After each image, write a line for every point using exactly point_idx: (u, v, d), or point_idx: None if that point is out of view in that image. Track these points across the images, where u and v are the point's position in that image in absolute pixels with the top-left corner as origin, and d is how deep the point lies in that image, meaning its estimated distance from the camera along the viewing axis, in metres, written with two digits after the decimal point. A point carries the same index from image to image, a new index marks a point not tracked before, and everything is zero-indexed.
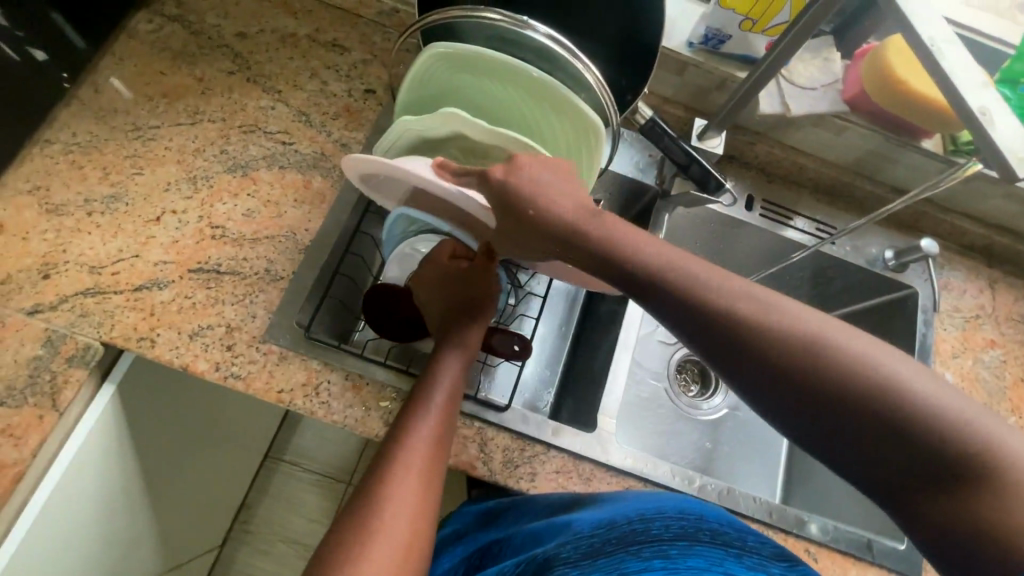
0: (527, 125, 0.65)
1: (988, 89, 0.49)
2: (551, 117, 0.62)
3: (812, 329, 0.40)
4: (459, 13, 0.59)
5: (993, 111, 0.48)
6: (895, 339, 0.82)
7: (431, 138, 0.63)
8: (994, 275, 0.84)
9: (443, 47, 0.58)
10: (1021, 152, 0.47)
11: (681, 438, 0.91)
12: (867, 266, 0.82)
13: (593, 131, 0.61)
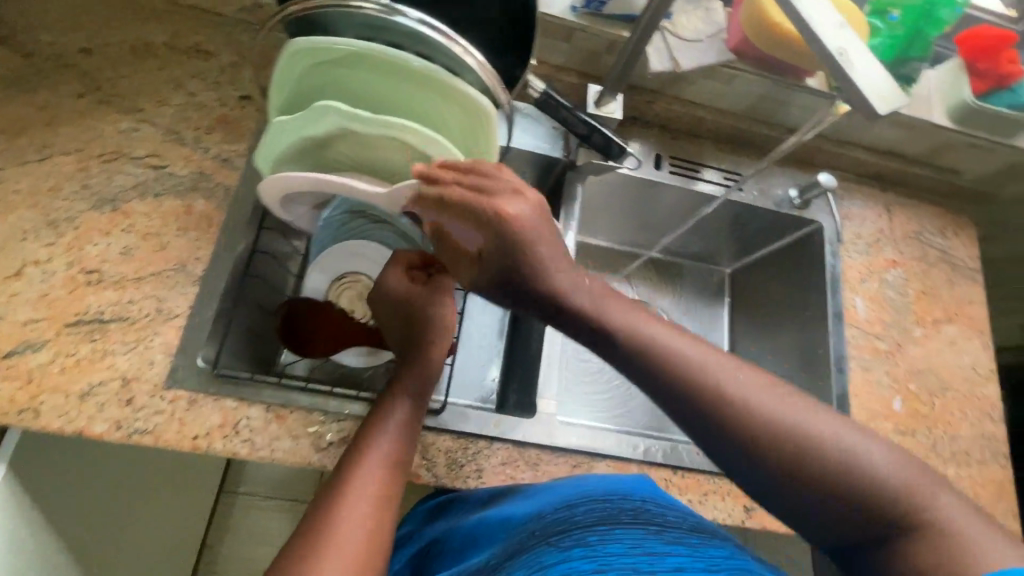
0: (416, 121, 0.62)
1: (846, 30, 0.50)
2: (440, 110, 0.60)
3: (759, 390, 0.46)
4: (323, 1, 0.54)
5: (851, 51, 0.49)
6: (809, 274, 0.86)
7: (314, 142, 0.59)
8: (889, 199, 0.89)
9: (311, 41, 0.53)
10: (880, 89, 0.49)
11: (624, 401, 0.92)
12: (776, 208, 0.85)
13: (484, 120, 0.59)
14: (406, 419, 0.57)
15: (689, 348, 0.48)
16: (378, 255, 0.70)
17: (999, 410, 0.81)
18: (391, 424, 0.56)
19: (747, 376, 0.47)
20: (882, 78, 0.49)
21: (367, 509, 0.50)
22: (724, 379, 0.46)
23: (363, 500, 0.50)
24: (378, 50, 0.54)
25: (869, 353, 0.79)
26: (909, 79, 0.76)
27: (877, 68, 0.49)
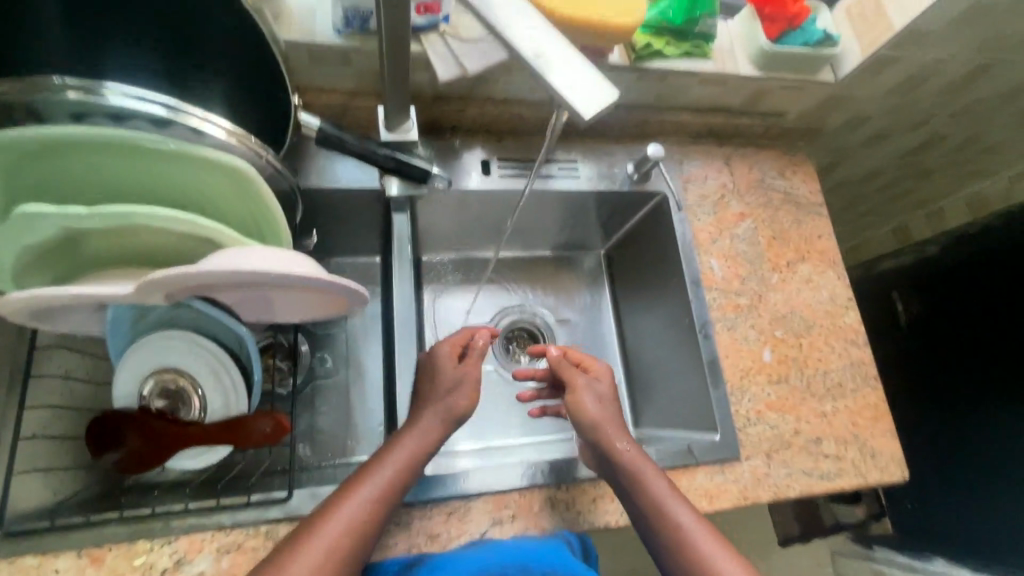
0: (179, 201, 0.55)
1: (551, 36, 0.45)
2: (201, 185, 0.53)
3: (662, 500, 0.58)
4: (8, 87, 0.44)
5: (551, 54, 0.44)
6: (664, 245, 0.85)
7: (49, 247, 0.49)
8: (726, 153, 0.89)
9: (4, 133, 0.44)
10: (587, 92, 0.43)
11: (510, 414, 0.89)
12: (617, 187, 0.83)
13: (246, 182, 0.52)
14: (416, 445, 0.58)
15: (635, 456, 0.61)
16: (190, 345, 0.62)
17: (862, 334, 0.83)
18: (403, 448, 0.58)
19: (662, 485, 0.60)
20: (589, 77, 0.44)
21: (350, 530, 0.51)
22: (646, 477, 0.60)
23: (348, 521, 0.52)
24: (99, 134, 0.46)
25: (731, 312, 0.79)
26: (707, 37, 0.74)
27: (581, 70, 0.44)
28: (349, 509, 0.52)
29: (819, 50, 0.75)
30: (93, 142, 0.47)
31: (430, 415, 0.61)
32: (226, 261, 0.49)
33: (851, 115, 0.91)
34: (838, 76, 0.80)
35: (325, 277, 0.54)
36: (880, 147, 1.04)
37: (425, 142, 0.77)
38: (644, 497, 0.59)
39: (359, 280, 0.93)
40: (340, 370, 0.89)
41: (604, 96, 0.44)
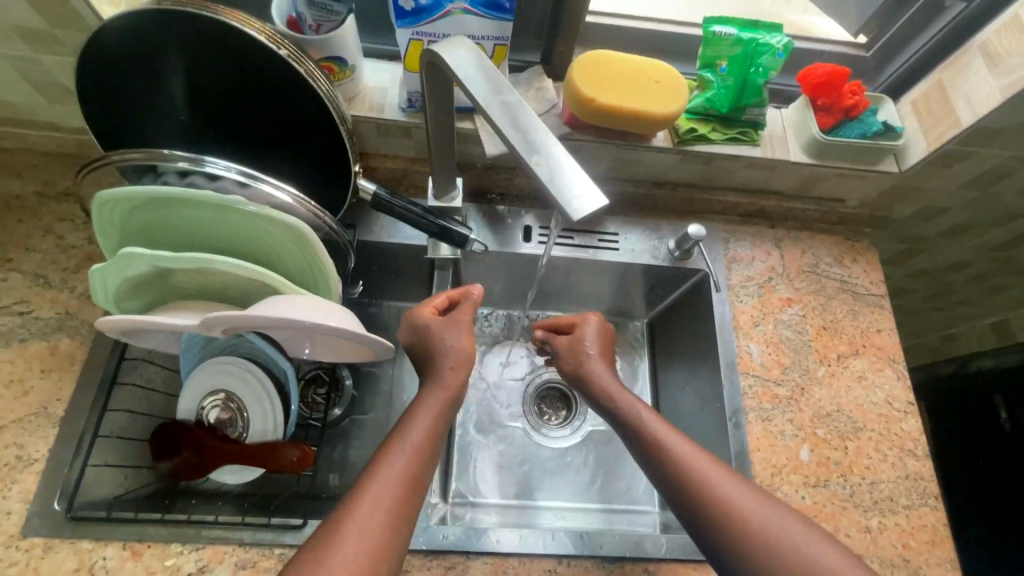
0: (252, 249, 0.64)
1: (547, 136, 0.45)
2: (270, 239, 0.62)
3: (739, 497, 0.54)
4: (136, 155, 0.55)
5: (546, 156, 0.44)
6: (702, 324, 0.84)
7: (145, 279, 0.60)
8: (778, 235, 0.87)
9: (126, 190, 0.54)
10: (577, 193, 0.42)
11: (529, 474, 0.89)
12: (657, 260, 0.84)
13: (308, 240, 0.61)
14: (437, 412, 0.58)
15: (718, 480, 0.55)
16: (244, 371, 0.70)
17: (921, 444, 0.76)
18: (427, 416, 0.58)
19: (760, 504, 0.54)
20: (577, 181, 0.43)
21: (392, 491, 0.51)
22: (714, 474, 0.56)
23: (388, 489, 0.51)
24: (194, 194, 0.56)
25: (768, 402, 0.76)
26: (755, 124, 0.76)
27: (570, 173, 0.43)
28: (389, 471, 0.52)
29: (878, 141, 0.74)
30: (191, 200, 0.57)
31: (450, 378, 0.60)
32: (273, 307, 0.56)
33: (922, 205, 0.86)
34: (902, 167, 0.77)
35: (355, 329, 0.59)
36: (962, 240, 0.96)
37: (473, 209, 0.84)
38: (713, 494, 0.54)
39: None
40: (375, 406, 0.94)
41: (591, 199, 0.42)
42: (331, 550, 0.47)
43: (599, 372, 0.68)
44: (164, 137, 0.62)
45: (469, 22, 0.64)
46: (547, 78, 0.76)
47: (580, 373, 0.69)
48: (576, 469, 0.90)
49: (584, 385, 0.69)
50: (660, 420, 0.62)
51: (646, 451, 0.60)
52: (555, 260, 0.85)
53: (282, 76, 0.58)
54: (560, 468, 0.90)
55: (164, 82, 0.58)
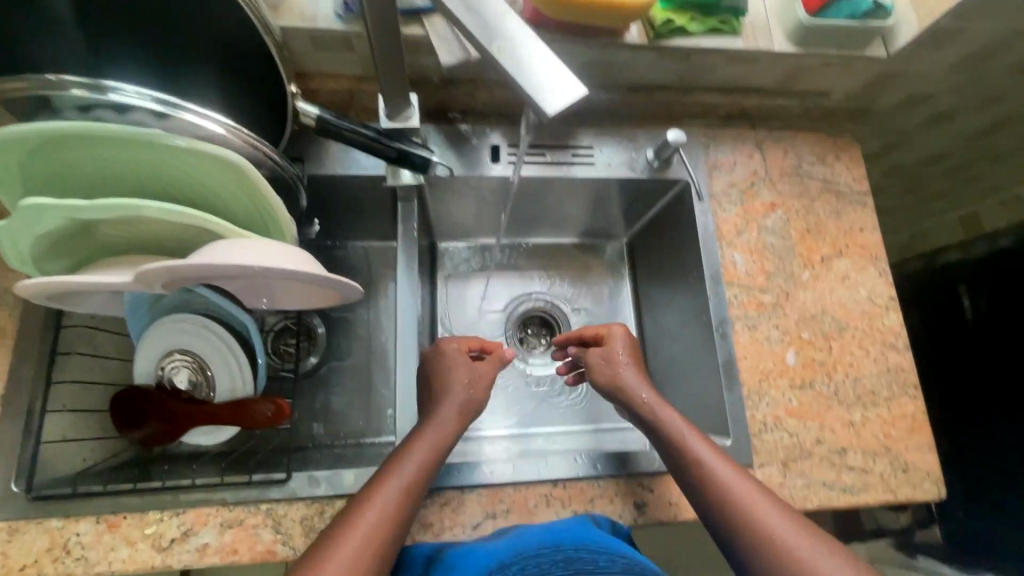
0: (185, 191, 0.56)
1: (511, 22, 0.40)
2: (205, 178, 0.54)
3: (752, 496, 0.53)
4: (20, 83, 0.46)
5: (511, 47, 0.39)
6: (684, 237, 0.80)
7: (63, 234, 0.52)
8: (760, 137, 0.82)
9: (14, 127, 0.45)
10: (549, 84, 0.38)
11: (515, 403, 0.88)
12: (636, 173, 0.79)
13: (249, 175, 0.54)
14: (439, 436, 0.58)
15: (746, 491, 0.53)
16: (201, 329, 0.65)
17: (902, 338, 0.76)
18: (426, 443, 0.56)
19: (784, 520, 0.51)
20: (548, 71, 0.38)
21: (390, 504, 0.51)
22: (732, 480, 0.55)
23: (387, 504, 0.50)
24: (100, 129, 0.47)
25: (754, 310, 0.74)
26: (738, 11, 0.69)
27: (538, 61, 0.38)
28: (387, 494, 0.51)
29: (869, 22, 0.68)
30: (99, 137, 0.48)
31: (451, 418, 0.60)
32: (214, 254, 0.50)
33: (906, 94, 0.82)
34: (889, 51, 0.71)
35: (315, 272, 0.53)
36: (942, 130, 0.93)
37: (434, 131, 0.76)
38: (735, 500, 0.53)
39: (376, 266, 0.94)
40: (352, 351, 0.90)
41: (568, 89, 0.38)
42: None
43: (633, 381, 0.65)
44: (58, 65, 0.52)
45: None
46: None
47: (616, 386, 0.66)
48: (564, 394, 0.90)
49: (622, 399, 0.65)
50: (698, 435, 0.59)
51: (676, 461, 0.59)
52: (529, 181, 0.79)
53: None
54: (547, 394, 0.89)
55: None
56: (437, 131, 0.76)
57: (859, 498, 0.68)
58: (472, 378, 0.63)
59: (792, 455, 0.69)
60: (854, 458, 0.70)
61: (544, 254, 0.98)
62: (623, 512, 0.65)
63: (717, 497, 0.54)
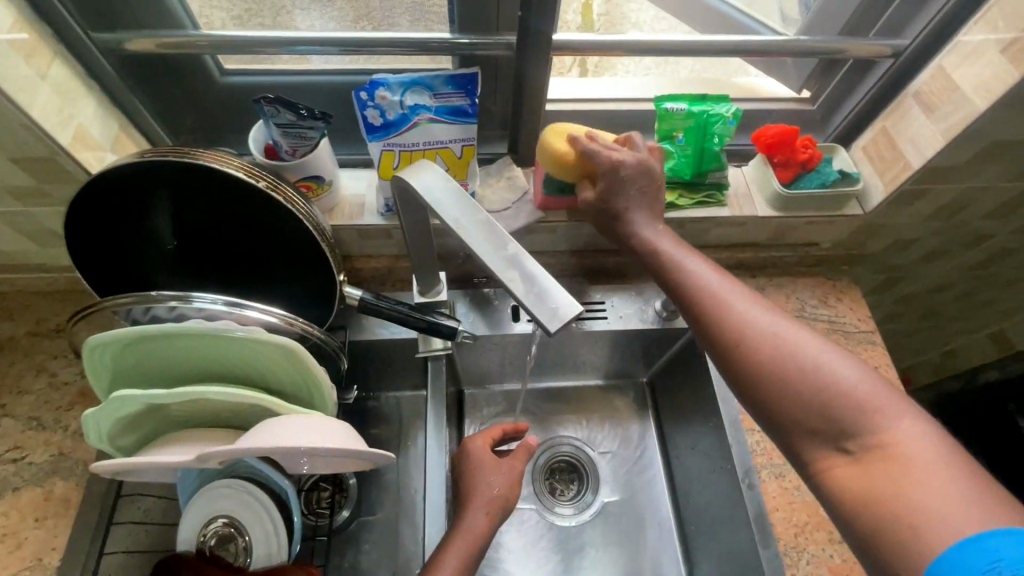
0: (245, 371, 0.64)
1: (519, 253, 0.45)
2: (262, 359, 0.62)
3: (906, 449, 0.46)
4: (126, 297, 0.57)
5: (522, 270, 0.44)
6: (700, 382, 0.84)
7: (139, 415, 0.60)
8: (761, 284, 0.89)
9: (115, 331, 0.56)
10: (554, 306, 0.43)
11: (545, 561, 0.86)
12: (646, 324, 0.85)
13: (301, 356, 0.62)
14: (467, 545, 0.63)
15: (823, 357, 0.51)
16: (244, 495, 0.68)
17: None
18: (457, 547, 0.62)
19: (934, 457, 0.45)
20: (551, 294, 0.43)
21: None
22: (863, 412, 0.48)
23: None
24: (183, 327, 0.57)
25: (779, 457, 0.75)
26: (719, 185, 0.79)
27: (543, 286, 0.43)
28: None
29: (838, 188, 0.77)
30: (179, 333, 0.58)
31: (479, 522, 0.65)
32: (266, 435, 0.55)
33: (893, 239, 0.88)
34: (866, 209, 0.80)
35: (355, 446, 0.58)
36: (940, 264, 0.98)
37: (461, 295, 0.86)
38: (872, 435, 0.47)
39: (408, 416, 0.98)
40: (381, 503, 0.91)
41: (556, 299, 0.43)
42: None
43: (738, 302, 0.56)
44: (153, 274, 0.65)
45: (436, 129, 0.68)
46: (515, 167, 0.80)
47: (712, 297, 0.57)
48: (596, 549, 0.87)
49: (704, 303, 0.57)
50: (833, 365, 0.50)
51: (799, 381, 0.50)
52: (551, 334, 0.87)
53: (262, 204, 0.61)
54: (580, 549, 0.87)
55: (152, 223, 0.62)
56: (466, 298, 0.86)
57: None
58: (503, 477, 0.69)
59: None
60: None
61: (568, 398, 1.00)
62: None
63: (757, 345, 0.53)
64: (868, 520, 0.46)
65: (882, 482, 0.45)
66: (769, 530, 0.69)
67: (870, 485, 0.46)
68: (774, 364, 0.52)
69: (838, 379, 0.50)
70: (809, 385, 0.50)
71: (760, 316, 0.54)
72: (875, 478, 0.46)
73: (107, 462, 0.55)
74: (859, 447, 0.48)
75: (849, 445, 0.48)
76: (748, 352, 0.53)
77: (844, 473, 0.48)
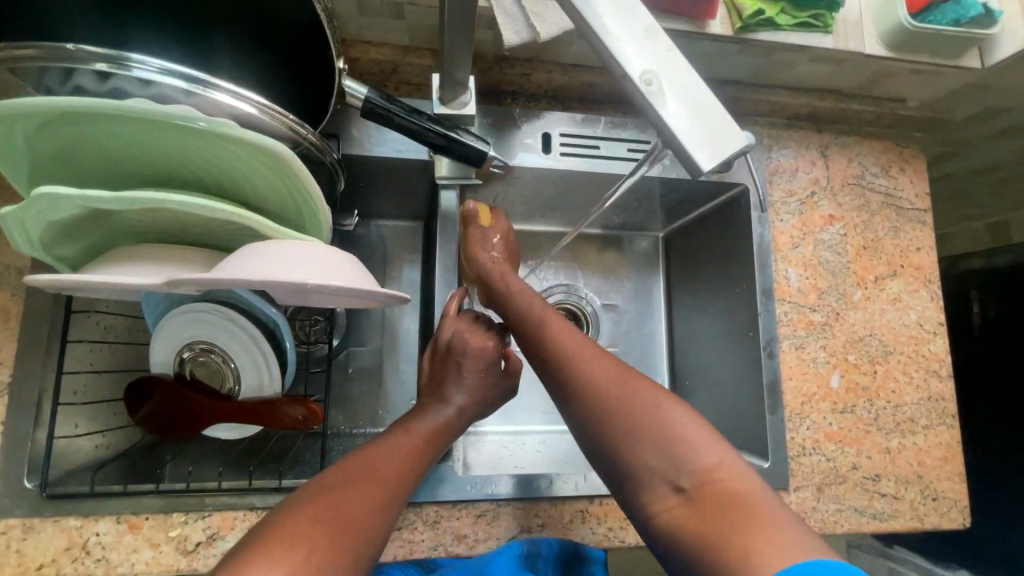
0: (216, 179, 0.50)
1: (655, 39, 0.35)
2: (237, 162, 0.48)
3: None
4: (32, 51, 0.39)
5: (664, 74, 0.35)
6: (734, 245, 0.76)
7: (80, 221, 0.46)
8: (826, 141, 0.77)
9: (20, 101, 0.39)
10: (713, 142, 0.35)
11: (536, 401, 0.86)
12: (694, 177, 0.74)
13: (290, 166, 0.48)
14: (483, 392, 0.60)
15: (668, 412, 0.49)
16: (225, 323, 0.59)
17: (946, 365, 0.74)
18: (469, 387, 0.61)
19: None
20: (707, 122, 0.35)
21: None
22: None
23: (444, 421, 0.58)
24: (125, 107, 0.41)
25: (803, 329, 0.72)
26: (833, 4, 0.61)
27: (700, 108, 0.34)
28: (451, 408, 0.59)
29: (972, 29, 0.61)
30: (119, 116, 0.42)
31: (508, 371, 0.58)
32: (253, 264, 0.44)
33: (987, 106, 0.76)
34: (985, 63, 0.65)
35: (364, 285, 0.48)
36: (1007, 144, 0.88)
37: (482, 111, 0.70)
38: None
39: (401, 248, 0.89)
40: (371, 335, 0.86)
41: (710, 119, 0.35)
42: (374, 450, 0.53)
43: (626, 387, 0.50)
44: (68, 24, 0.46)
45: None
46: None
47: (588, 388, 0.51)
48: None
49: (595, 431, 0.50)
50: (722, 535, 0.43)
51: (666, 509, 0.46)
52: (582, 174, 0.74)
53: None
54: None
55: None
56: (485, 113, 0.70)
57: (883, 523, 0.69)
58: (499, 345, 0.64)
59: (825, 475, 0.69)
60: (894, 483, 0.70)
61: (579, 246, 0.91)
62: None
63: (604, 422, 0.50)
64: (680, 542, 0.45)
65: (745, 544, 0.41)
66: (777, 394, 0.69)
67: (718, 540, 0.43)
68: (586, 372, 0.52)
69: (658, 407, 0.49)
70: (666, 466, 0.47)
71: (640, 403, 0.49)
72: (701, 510, 0.45)
73: (42, 278, 0.43)
74: (696, 493, 0.45)
75: (681, 481, 0.46)
76: (579, 399, 0.51)
77: (678, 513, 0.46)
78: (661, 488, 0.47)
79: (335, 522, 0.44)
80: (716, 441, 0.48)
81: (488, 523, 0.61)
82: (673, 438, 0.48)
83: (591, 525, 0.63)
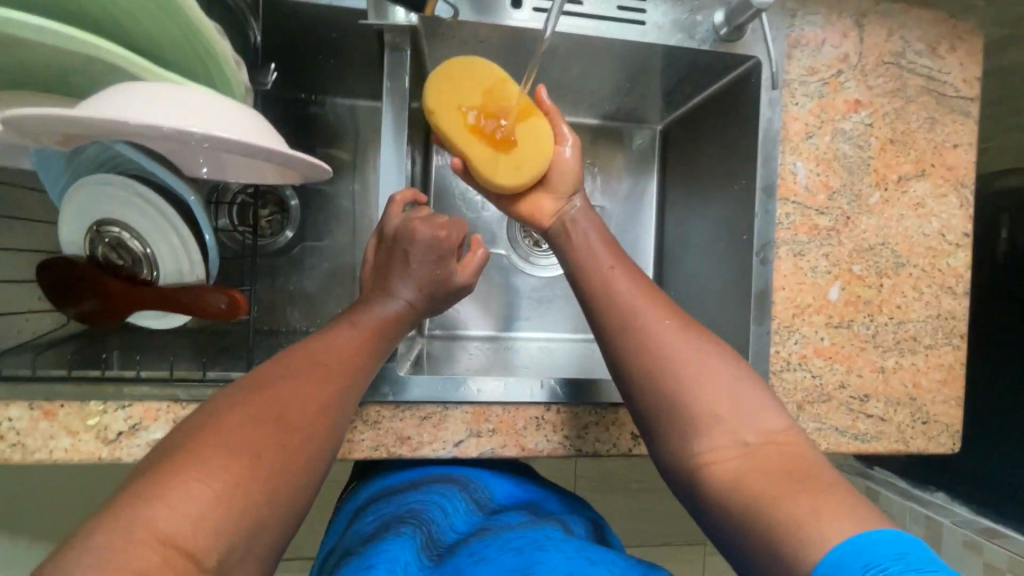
0: (83, 7, 0.40)
1: None
2: None
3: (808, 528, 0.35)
4: None
5: None
6: (737, 134, 0.65)
7: None
8: (863, 8, 0.64)
9: None
10: None
11: (508, 306, 0.80)
12: (697, 46, 0.61)
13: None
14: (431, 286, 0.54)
15: (716, 365, 0.43)
16: (134, 196, 0.51)
17: (963, 282, 0.66)
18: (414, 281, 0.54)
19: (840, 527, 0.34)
20: None
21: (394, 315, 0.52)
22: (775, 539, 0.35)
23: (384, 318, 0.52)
24: None
25: (805, 234, 0.63)
26: None
27: None
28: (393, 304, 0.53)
29: None
30: None
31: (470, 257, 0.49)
32: (115, 103, 0.35)
33: None
34: None
35: (268, 145, 0.39)
36: None
37: None
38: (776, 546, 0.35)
39: (360, 130, 0.78)
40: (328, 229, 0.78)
41: None
42: (325, 338, 0.45)
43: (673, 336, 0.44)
44: None
45: None
46: None
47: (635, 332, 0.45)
48: (560, 303, 0.82)
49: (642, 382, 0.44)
50: (786, 490, 0.37)
51: (714, 466, 0.40)
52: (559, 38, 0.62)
53: None
54: (544, 301, 0.82)
55: None
56: None
57: (865, 443, 0.64)
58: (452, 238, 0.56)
59: (808, 393, 0.63)
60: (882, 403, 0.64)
61: None
62: (619, 441, 0.60)
63: (663, 366, 0.43)
64: (721, 498, 0.39)
65: (807, 501, 0.35)
66: (765, 305, 0.62)
67: (779, 500, 0.36)
68: (630, 312, 0.46)
69: (708, 359, 0.43)
70: (723, 423, 0.41)
71: (692, 354, 0.43)
72: (760, 465, 0.39)
73: None
74: (758, 450, 0.40)
75: (746, 437, 0.40)
76: (635, 341, 0.45)
77: (735, 468, 0.39)
78: (722, 439, 0.40)
79: (279, 416, 0.37)
80: (778, 405, 0.43)
81: (434, 427, 0.57)
82: (727, 392, 0.42)
83: (546, 434, 0.59)
